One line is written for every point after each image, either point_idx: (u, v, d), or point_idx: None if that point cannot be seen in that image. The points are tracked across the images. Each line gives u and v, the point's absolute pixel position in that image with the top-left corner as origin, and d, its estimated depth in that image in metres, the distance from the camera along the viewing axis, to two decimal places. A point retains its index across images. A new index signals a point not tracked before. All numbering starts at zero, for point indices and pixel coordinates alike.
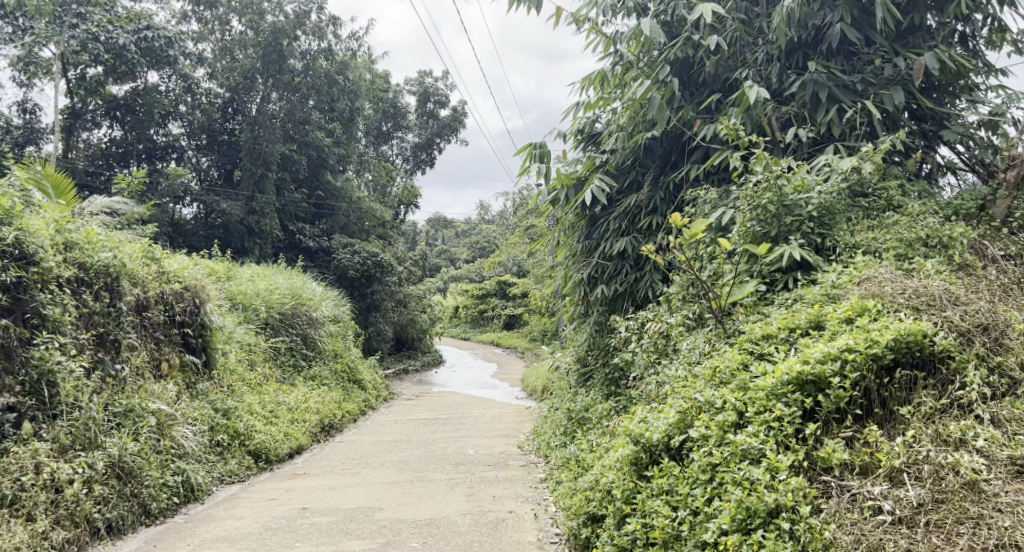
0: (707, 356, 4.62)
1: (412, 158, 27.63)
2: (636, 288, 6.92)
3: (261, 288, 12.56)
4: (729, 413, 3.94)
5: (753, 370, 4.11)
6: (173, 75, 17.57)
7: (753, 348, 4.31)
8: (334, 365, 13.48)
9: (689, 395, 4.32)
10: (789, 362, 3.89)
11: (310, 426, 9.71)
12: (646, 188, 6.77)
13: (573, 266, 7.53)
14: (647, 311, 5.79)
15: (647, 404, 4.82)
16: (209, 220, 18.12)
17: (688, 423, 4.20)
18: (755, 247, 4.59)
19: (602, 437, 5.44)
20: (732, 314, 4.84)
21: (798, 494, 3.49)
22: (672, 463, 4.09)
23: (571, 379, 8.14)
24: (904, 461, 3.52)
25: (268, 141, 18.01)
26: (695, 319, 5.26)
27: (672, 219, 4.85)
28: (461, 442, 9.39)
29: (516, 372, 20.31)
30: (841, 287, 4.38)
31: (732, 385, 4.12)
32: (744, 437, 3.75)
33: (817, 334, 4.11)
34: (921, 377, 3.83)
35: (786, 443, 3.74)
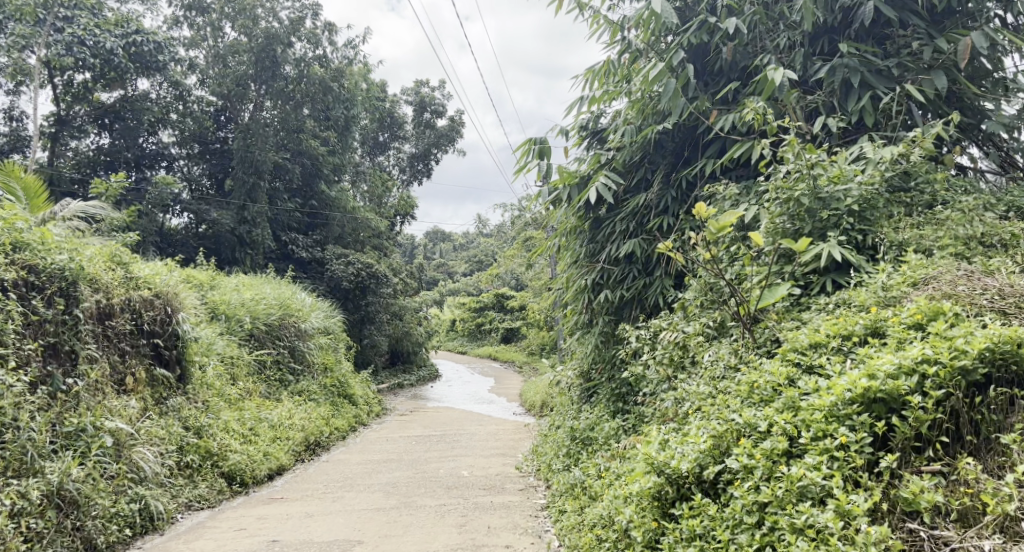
0: (738, 370, 4.07)
1: (408, 168, 27.05)
2: (645, 295, 6.38)
3: (246, 298, 12.00)
4: (778, 440, 3.40)
5: (803, 386, 3.57)
6: (163, 82, 17.10)
7: (800, 359, 3.76)
8: (324, 380, 12.88)
9: (724, 416, 3.76)
10: (852, 378, 3.35)
11: (294, 445, 9.11)
12: (656, 186, 6.23)
13: (575, 272, 6.99)
14: (660, 319, 5.24)
15: (667, 426, 4.27)
16: (199, 230, 17.57)
17: (722, 450, 3.64)
18: (790, 243, 4.03)
19: (611, 461, 4.87)
20: (761, 321, 4.29)
21: (881, 547, 2.94)
22: (706, 499, 3.54)
23: (573, 394, 7.56)
24: (1019, 506, 2.95)
25: (260, 149, 17.47)
26: (716, 327, 4.72)
27: (695, 210, 4.28)
28: (455, 462, 8.80)
29: (514, 386, 19.68)
30: (893, 289, 3.82)
31: (778, 405, 3.57)
32: (803, 472, 3.20)
33: (880, 342, 3.56)
34: (1020, 396, 3.27)
35: (855, 478, 3.20)
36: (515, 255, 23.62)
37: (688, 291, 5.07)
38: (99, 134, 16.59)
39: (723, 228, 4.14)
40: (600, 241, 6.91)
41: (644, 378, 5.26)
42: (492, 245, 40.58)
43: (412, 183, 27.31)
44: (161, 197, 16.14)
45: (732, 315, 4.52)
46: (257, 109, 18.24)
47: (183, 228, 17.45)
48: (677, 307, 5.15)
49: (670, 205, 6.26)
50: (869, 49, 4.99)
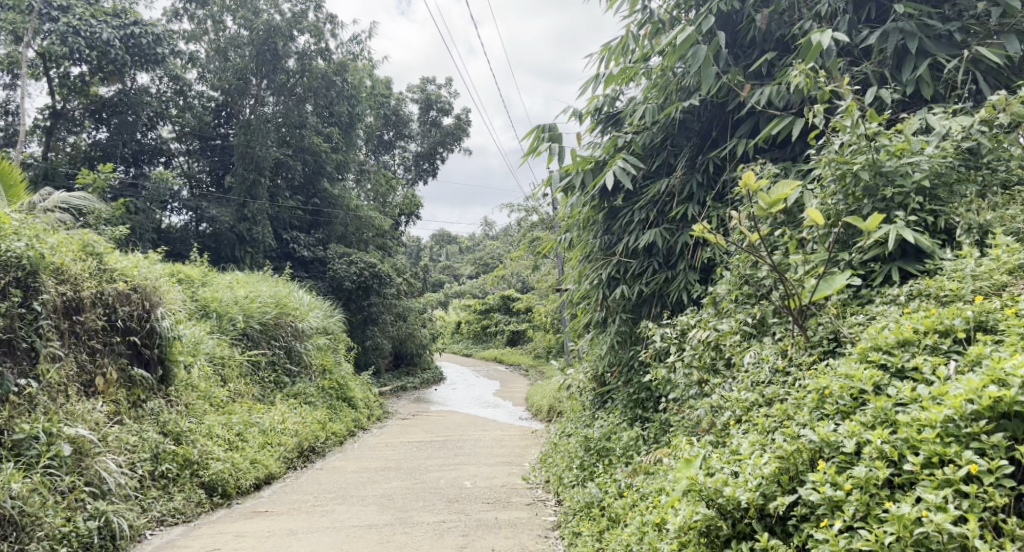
0: (804, 375, 3.53)
1: (413, 167, 26.52)
2: (667, 290, 5.81)
3: (240, 296, 11.47)
4: (876, 467, 2.84)
5: (897, 394, 3.01)
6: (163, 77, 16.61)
7: (887, 360, 3.21)
8: (322, 382, 12.31)
9: (796, 433, 3.20)
10: (973, 386, 2.78)
11: (285, 452, 8.54)
12: (681, 170, 5.65)
13: (588, 266, 6.42)
14: (688, 316, 4.67)
15: (714, 443, 3.69)
16: (198, 229, 17.06)
17: (794, 477, 3.11)
18: (857, 221, 3.47)
19: (638, 481, 4.30)
20: (815, 316, 3.73)
21: None
22: (778, 540, 3.00)
23: (585, 399, 7.02)
24: None
25: (261, 145, 16.93)
26: (756, 323, 4.17)
27: (742, 181, 3.72)
28: (458, 471, 8.23)
29: (520, 389, 19.10)
30: (988, 279, 3.26)
31: (865, 418, 3.03)
32: (925, 515, 2.62)
33: (996, 340, 2.99)
34: None
35: (994, 523, 2.61)
36: (521, 256, 23.05)
37: (721, 284, 4.51)
38: (95, 129, 16.07)
39: (775, 204, 3.57)
40: (616, 232, 6.36)
41: (670, 383, 4.69)
42: (498, 247, 40.02)
43: (417, 182, 26.77)
44: (158, 193, 15.61)
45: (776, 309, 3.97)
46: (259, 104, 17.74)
47: (182, 226, 16.94)
48: (708, 301, 4.59)
49: (695, 192, 5.69)
50: (927, 11, 4.40)
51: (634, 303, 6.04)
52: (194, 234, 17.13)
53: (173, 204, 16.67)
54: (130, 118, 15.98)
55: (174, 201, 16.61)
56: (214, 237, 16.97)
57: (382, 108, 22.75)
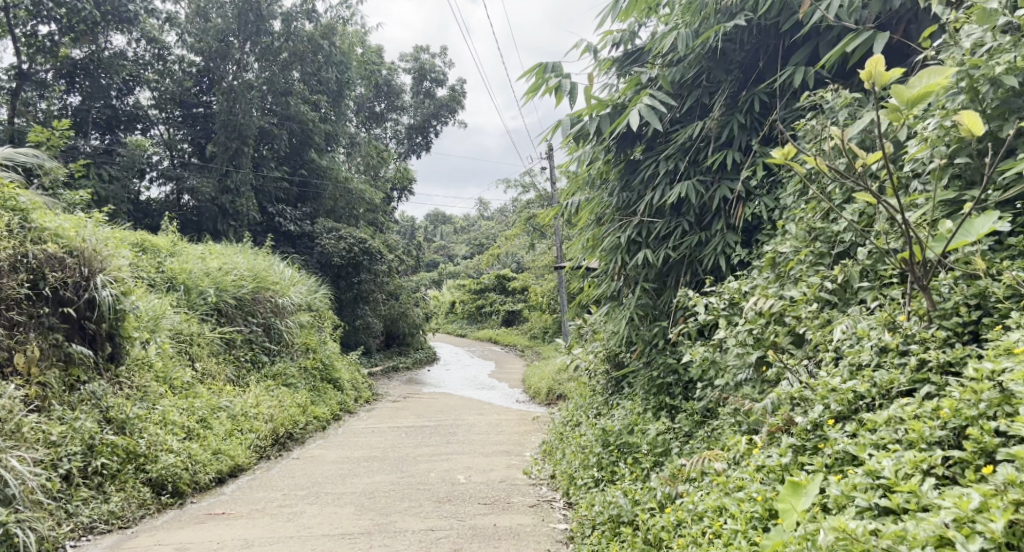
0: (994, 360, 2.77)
1: (406, 141, 25.34)
2: (699, 255, 4.94)
3: (212, 268, 10.51)
4: None
5: None
6: (140, 40, 15.44)
7: None
8: (305, 362, 11.38)
9: None
10: None
11: (256, 440, 7.71)
12: (719, 110, 4.73)
13: (603, 229, 5.51)
14: (740, 283, 3.90)
15: (821, 462, 2.95)
16: (179, 201, 16.00)
17: None
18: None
19: (685, 498, 3.44)
20: (943, 279, 3.12)
21: None
22: None
23: (597, 383, 6.16)
24: None
25: (244, 111, 15.65)
26: (837, 288, 3.48)
27: (869, 74, 2.79)
28: (449, 462, 7.33)
29: (517, 371, 18.21)
30: None
31: None
32: None
33: None
34: None
35: None
36: (518, 234, 22.07)
37: (784, 244, 3.77)
38: (67, 92, 14.54)
39: (922, 99, 2.79)
40: (636, 189, 5.45)
41: (716, 364, 3.94)
42: (494, 227, 38.92)
43: (410, 156, 25.63)
44: (133, 161, 14.51)
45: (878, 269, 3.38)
46: (242, 70, 16.23)
47: (163, 199, 15.83)
48: (766, 262, 3.85)
49: (735, 137, 4.79)
50: None
51: (659, 272, 5.17)
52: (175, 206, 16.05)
53: (151, 174, 15.67)
54: (102, 81, 14.64)
55: (152, 171, 15.52)
56: (195, 210, 15.90)
57: (374, 77, 21.54)
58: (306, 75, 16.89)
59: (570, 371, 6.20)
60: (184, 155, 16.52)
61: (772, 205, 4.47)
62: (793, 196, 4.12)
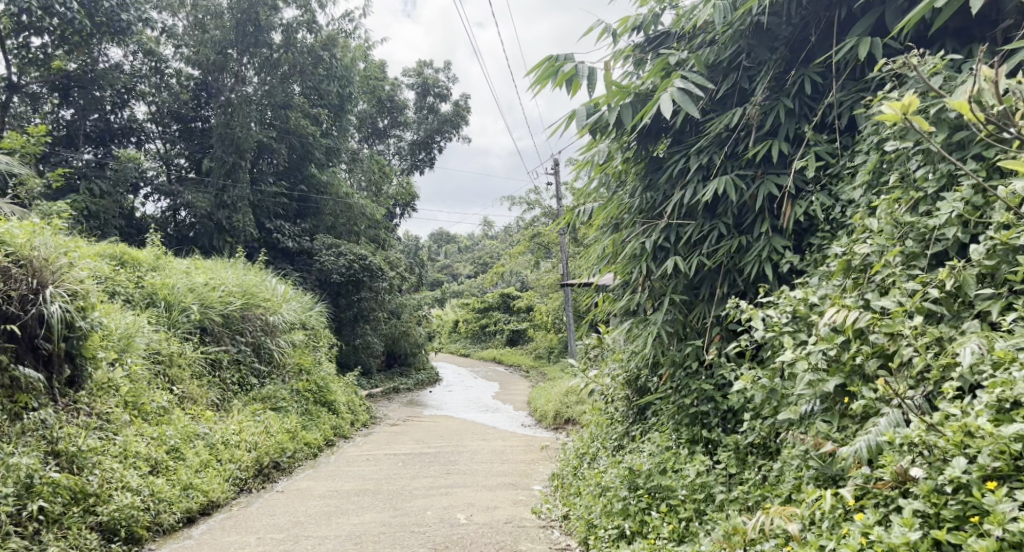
0: None
1: (409, 157, 24.72)
2: (738, 262, 4.28)
3: (198, 284, 9.84)
4: None
5: None
6: (137, 52, 14.83)
7: None
8: (297, 384, 10.65)
9: None
10: None
11: (236, 471, 7.04)
12: (761, 93, 4.10)
13: (624, 233, 4.84)
14: (803, 295, 3.29)
15: None
16: (176, 217, 15.30)
17: None
18: None
19: None
20: None
21: None
22: None
23: (616, 409, 5.47)
24: None
25: (243, 125, 15.03)
26: (945, 298, 2.93)
27: None
28: (449, 497, 6.61)
29: (522, 392, 17.43)
30: None
31: None
32: None
33: None
34: None
35: None
36: (522, 251, 21.38)
37: (863, 246, 3.17)
38: (59, 106, 13.85)
39: None
40: (662, 188, 4.81)
41: (779, 394, 3.32)
42: (498, 244, 38.20)
43: (413, 172, 25.00)
44: (123, 176, 13.61)
45: (1000, 270, 2.84)
46: (240, 83, 15.67)
47: (158, 215, 15.16)
48: (839, 265, 3.28)
49: (780, 125, 4.16)
50: None
51: (691, 283, 4.51)
52: (170, 222, 15.38)
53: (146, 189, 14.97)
54: (96, 95, 13.80)
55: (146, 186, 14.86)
56: (191, 225, 15.23)
57: (376, 91, 20.95)
58: (306, 88, 16.28)
59: (583, 397, 5.48)
60: (180, 170, 15.86)
61: (829, 202, 3.81)
62: (862, 189, 3.47)
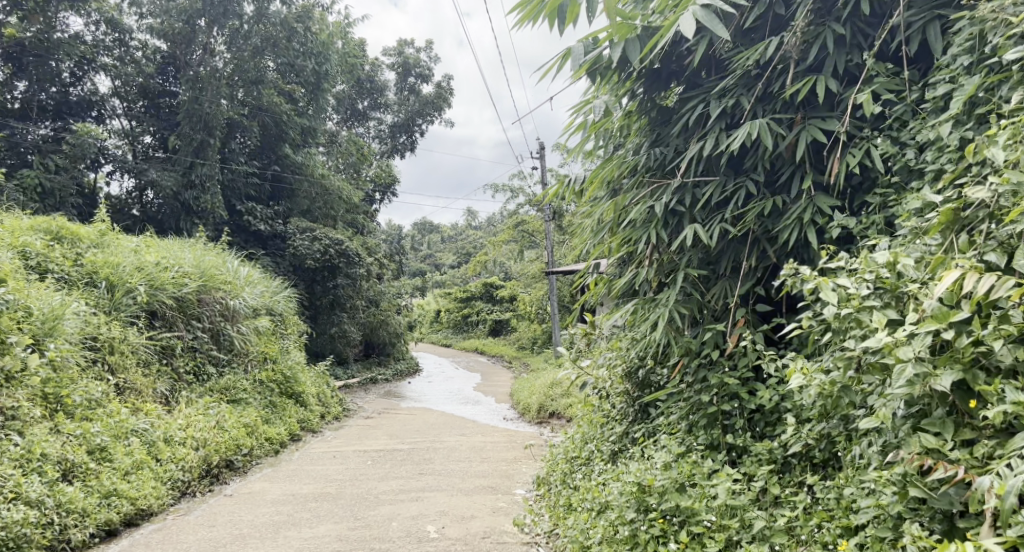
0: None
1: (389, 140, 23.63)
2: (770, 229, 3.51)
3: (148, 264, 8.89)
4: None
5: None
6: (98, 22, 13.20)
7: None
8: (260, 374, 9.76)
9: None
10: None
11: (177, 473, 6.19)
12: (806, 14, 3.31)
13: (628, 197, 4.04)
14: (891, 259, 2.53)
15: None
16: (142, 198, 13.76)
17: None
18: None
19: None
20: None
21: None
22: None
23: (614, 406, 4.69)
24: None
25: (213, 100, 13.57)
26: None
27: None
28: (419, 505, 5.81)
29: (504, 383, 16.65)
30: None
31: None
32: None
33: None
34: None
35: None
36: (506, 239, 20.54)
37: (973, 191, 2.43)
38: (14, 76, 12.27)
39: None
40: (673, 142, 4.02)
41: (854, 387, 2.59)
42: (481, 234, 37.31)
43: (393, 156, 23.96)
44: (82, 150, 11.84)
45: None
46: (209, 56, 14.09)
47: (121, 197, 13.65)
48: (939, 218, 2.52)
49: (825, 57, 3.38)
50: None
51: (710, 256, 3.74)
52: (136, 204, 13.91)
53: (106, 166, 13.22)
54: (51, 65, 12.25)
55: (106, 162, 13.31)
56: (159, 207, 13.77)
57: (355, 71, 19.78)
58: (280, 64, 14.66)
59: (575, 391, 4.68)
60: (147, 150, 14.23)
61: (894, 148, 3.02)
62: (950, 124, 2.72)
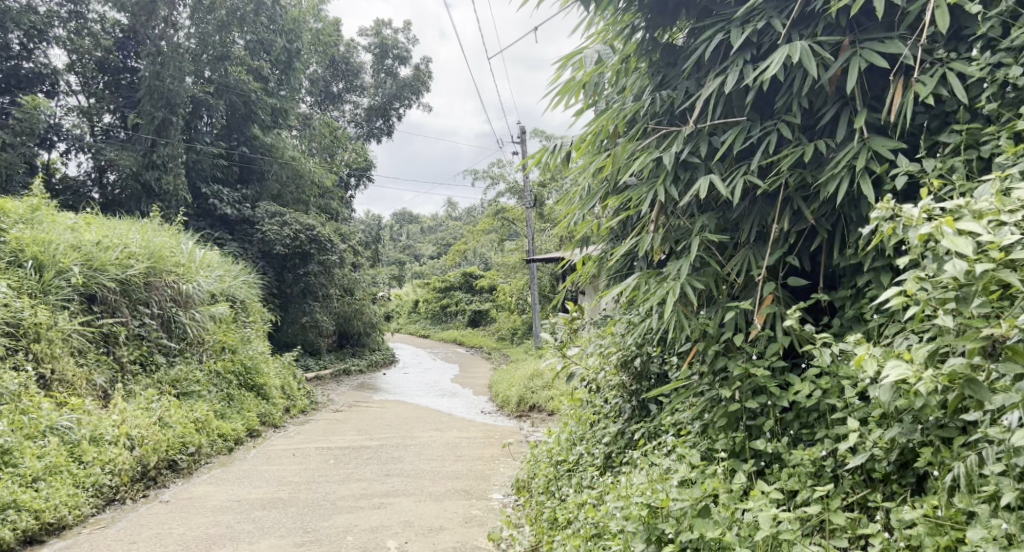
0: None
1: (365, 124, 22.65)
2: (809, 182, 2.80)
3: (87, 244, 8.04)
4: None
5: None
6: None
7: None
8: (217, 364, 8.93)
9: None
10: None
11: (104, 477, 5.39)
12: None
13: (629, 148, 3.33)
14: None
15: None
16: (102, 180, 11.96)
17: None
18: None
19: None
20: None
21: None
22: None
23: (610, 400, 3.99)
24: None
25: (176, 77, 11.87)
26: None
27: None
28: (381, 514, 5.07)
29: (483, 375, 15.92)
30: None
31: None
32: None
33: None
34: None
35: None
36: (486, 226, 19.72)
37: None
38: None
39: None
40: (683, 83, 3.33)
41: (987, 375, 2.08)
42: (462, 224, 36.38)
43: (369, 141, 22.98)
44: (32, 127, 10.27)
45: None
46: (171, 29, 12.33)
47: (77, 179, 11.81)
48: None
49: None
50: None
51: (730, 220, 3.06)
52: (94, 188, 11.98)
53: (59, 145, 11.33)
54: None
55: (59, 140, 11.32)
56: (121, 189, 11.92)
57: (329, 50, 18.71)
58: (249, 40, 13.53)
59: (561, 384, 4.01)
60: (108, 131, 12.14)
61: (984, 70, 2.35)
62: None
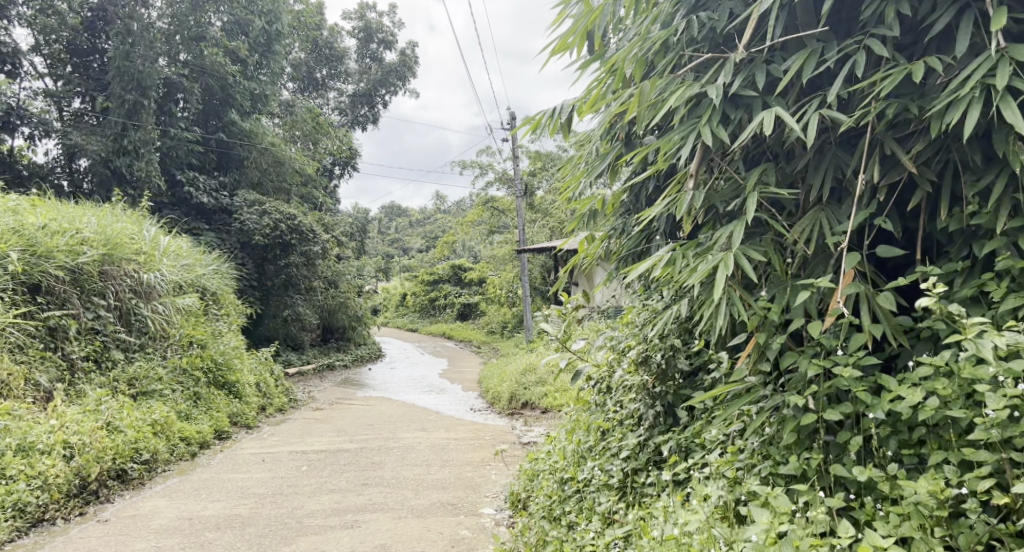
0: None
1: (350, 111, 21.75)
2: (914, 114, 2.09)
3: (31, 228, 7.25)
4: None
5: None
6: None
7: None
8: (184, 360, 8.12)
9: None
10: None
11: (28, 493, 4.65)
12: None
13: (658, 83, 2.60)
14: None
15: None
16: (75, 167, 10.76)
17: None
18: None
19: None
20: None
21: None
22: None
23: (628, 403, 3.27)
24: None
25: (148, 57, 10.65)
26: None
27: None
28: (352, 535, 4.33)
29: (473, 370, 15.17)
30: None
31: None
32: None
33: None
34: None
35: None
36: (476, 217, 18.92)
37: None
38: None
39: None
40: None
41: None
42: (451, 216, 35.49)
43: (354, 129, 22.09)
44: None
45: None
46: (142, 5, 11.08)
47: (44, 165, 10.56)
48: None
49: None
50: None
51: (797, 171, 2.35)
52: (63, 176, 10.82)
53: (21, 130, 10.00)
54: None
55: (24, 126, 9.97)
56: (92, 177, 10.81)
57: (311, 32, 17.73)
58: (226, 20, 12.57)
59: (568, 385, 3.28)
60: (77, 116, 11.07)
61: None
62: None
